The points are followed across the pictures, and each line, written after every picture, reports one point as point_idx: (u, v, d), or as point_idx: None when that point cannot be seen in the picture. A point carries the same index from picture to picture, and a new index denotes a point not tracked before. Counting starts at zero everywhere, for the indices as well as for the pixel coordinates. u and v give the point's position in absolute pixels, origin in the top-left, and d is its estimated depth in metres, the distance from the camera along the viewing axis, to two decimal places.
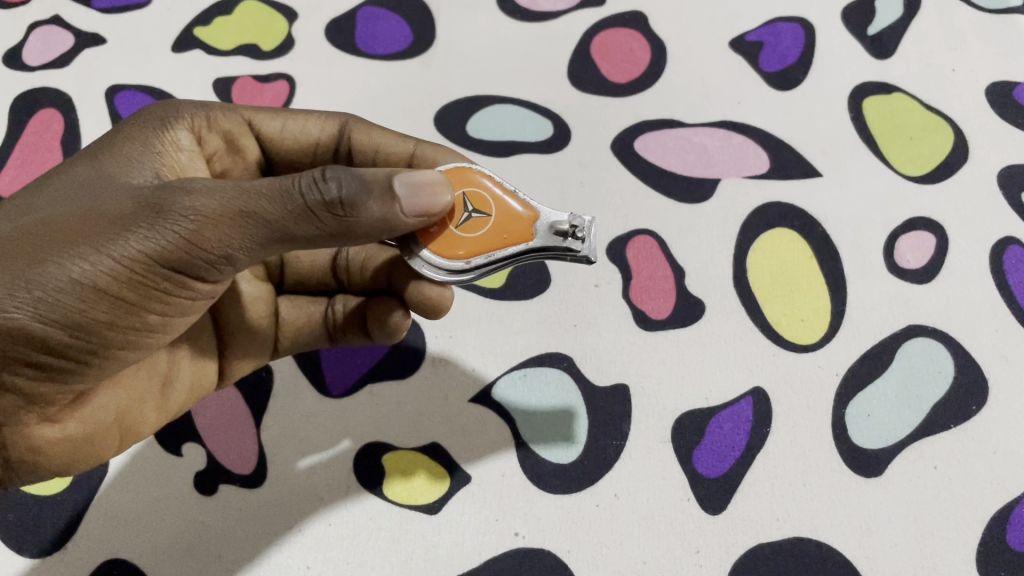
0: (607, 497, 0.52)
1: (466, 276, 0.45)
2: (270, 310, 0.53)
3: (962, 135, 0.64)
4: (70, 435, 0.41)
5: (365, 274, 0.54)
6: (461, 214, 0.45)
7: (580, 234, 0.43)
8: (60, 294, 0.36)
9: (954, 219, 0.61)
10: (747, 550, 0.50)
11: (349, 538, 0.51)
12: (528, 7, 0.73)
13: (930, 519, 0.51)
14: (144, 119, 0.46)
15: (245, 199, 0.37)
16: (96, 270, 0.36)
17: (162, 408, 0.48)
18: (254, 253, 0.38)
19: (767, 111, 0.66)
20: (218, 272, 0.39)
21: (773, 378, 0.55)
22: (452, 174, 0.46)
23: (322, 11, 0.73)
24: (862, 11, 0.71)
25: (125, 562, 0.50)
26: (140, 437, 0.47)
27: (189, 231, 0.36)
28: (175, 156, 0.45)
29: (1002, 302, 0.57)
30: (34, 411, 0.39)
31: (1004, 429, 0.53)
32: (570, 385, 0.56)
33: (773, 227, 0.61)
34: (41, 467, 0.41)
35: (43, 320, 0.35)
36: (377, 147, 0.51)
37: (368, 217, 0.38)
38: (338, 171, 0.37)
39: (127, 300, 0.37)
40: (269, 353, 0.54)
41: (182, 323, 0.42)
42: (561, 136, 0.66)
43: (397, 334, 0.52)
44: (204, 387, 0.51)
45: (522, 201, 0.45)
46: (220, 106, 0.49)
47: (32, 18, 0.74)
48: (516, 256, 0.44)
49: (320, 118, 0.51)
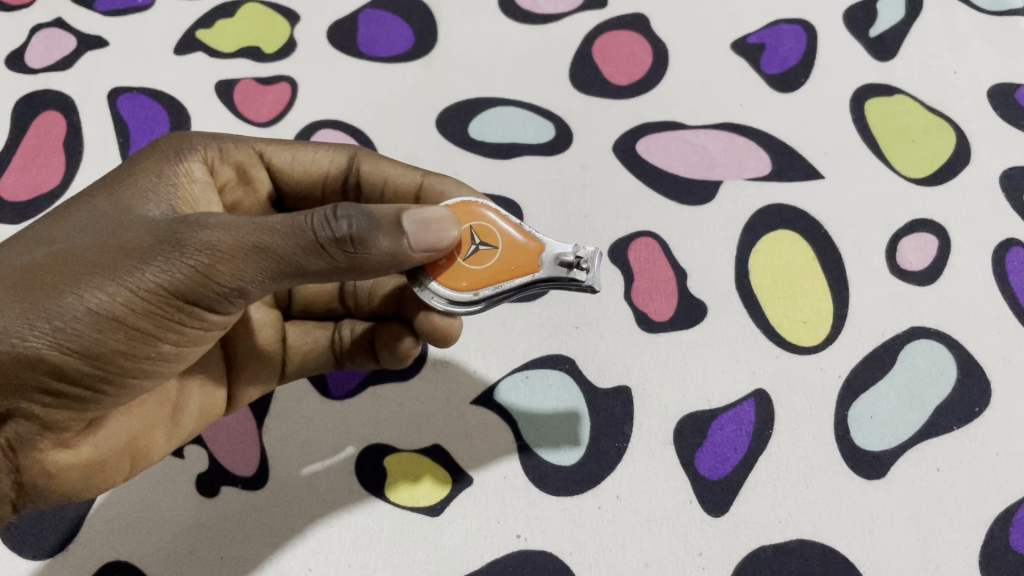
0: (609, 499, 0.52)
1: (474, 306, 0.45)
2: (277, 336, 0.53)
3: (963, 137, 0.64)
4: (82, 461, 0.41)
5: (372, 301, 0.54)
6: (468, 247, 0.45)
7: (584, 265, 0.43)
8: (78, 324, 0.36)
9: (956, 221, 0.61)
10: (750, 551, 0.50)
11: (350, 539, 0.51)
12: (529, 10, 0.73)
13: (933, 521, 0.51)
14: (158, 150, 0.46)
15: (259, 234, 0.37)
16: (113, 300, 0.36)
17: (171, 434, 0.47)
18: (266, 285, 0.38)
19: (768, 112, 0.66)
20: (230, 304, 0.39)
21: (775, 379, 0.55)
22: (457, 209, 0.46)
23: (323, 13, 0.73)
24: (863, 12, 0.71)
25: (126, 564, 0.50)
26: (149, 463, 0.47)
27: (204, 264, 0.37)
28: (188, 187, 0.45)
29: (1004, 303, 0.57)
30: (48, 437, 0.39)
31: (1007, 430, 0.53)
32: (572, 386, 0.56)
33: (774, 228, 0.61)
34: (51, 492, 0.41)
35: (60, 349, 0.36)
36: (386, 178, 0.51)
37: (378, 253, 0.38)
38: (349, 208, 0.38)
39: (142, 331, 0.37)
40: (278, 377, 0.54)
41: (194, 352, 0.42)
42: (562, 138, 0.66)
43: (405, 360, 0.52)
44: (212, 414, 0.51)
45: (527, 233, 0.45)
46: (233, 137, 0.49)
47: (33, 20, 0.74)
48: (523, 287, 0.44)
49: (329, 150, 0.51)
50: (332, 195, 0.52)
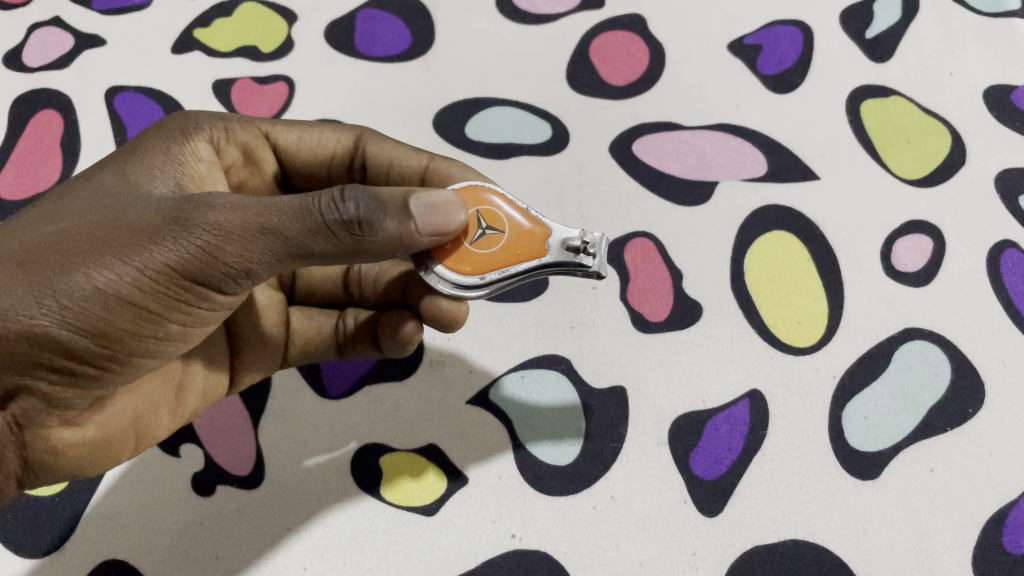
0: (604, 499, 0.52)
1: (480, 291, 0.45)
2: (282, 319, 0.54)
3: (959, 139, 0.65)
4: (88, 438, 0.41)
5: (378, 287, 0.54)
6: (474, 232, 0.45)
7: (591, 250, 0.44)
8: (84, 302, 0.36)
9: (951, 222, 0.61)
10: (744, 552, 0.50)
11: (346, 539, 0.51)
12: (526, 10, 0.73)
13: (926, 522, 0.51)
14: (164, 130, 0.46)
15: (266, 214, 0.37)
16: (120, 279, 0.36)
17: (176, 413, 0.48)
18: (272, 267, 0.39)
19: (765, 114, 0.66)
20: (236, 285, 0.39)
21: (770, 380, 0.55)
22: (465, 192, 0.46)
23: (321, 12, 0.73)
24: (861, 13, 0.71)
25: (123, 563, 0.50)
26: (153, 441, 0.47)
27: (212, 244, 0.37)
28: (194, 167, 0.45)
29: (999, 306, 0.58)
30: (55, 415, 0.39)
31: (1001, 432, 0.53)
32: (568, 386, 0.56)
33: (770, 229, 0.61)
34: (60, 469, 0.41)
35: (66, 327, 0.36)
36: (391, 160, 0.51)
37: (385, 235, 0.38)
38: (356, 190, 0.38)
39: (148, 310, 0.37)
40: (279, 362, 0.54)
41: (200, 332, 0.42)
42: (560, 139, 0.66)
43: (407, 346, 0.51)
44: (215, 393, 0.51)
45: (533, 217, 0.45)
46: (239, 118, 0.49)
47: (30, 19, 0.74)
48: (528, 272, 0.45)
49: (335, 131, 0.51)
50: (338, 177, 0.52)
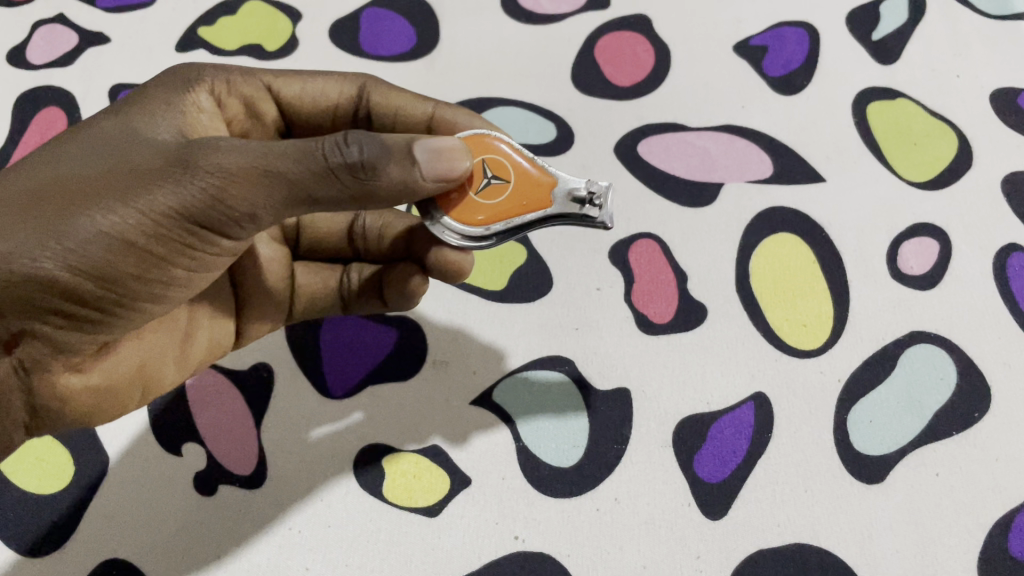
0: (607, 501, 0.52)
1: (487, 241, 0.45)
2: (286, 273, 0.54)
3: (966, 141, 0.64)
4: (91, 385, 0.41)
5: (383, 241, 0.54)
6: (480, 181, 0.45)
7: (597, 201, 0.44)
8: (88, 246, 0.36)
9: (958, 226, 0.60)
10: (748, 555, 0.50)
11: (348, 540, 0.51)
12: (532, 10, 0.73)
13: (932, 527, 0.51)
14: (164, 81, 0.45)
15: (268, 156, 0.36)
16: (125, 223, 0.36)
17: (181, 365, 0.48)
18: (277, 212, 0.38)
19: (771, 115, 0.66)
20: (241, 230, 0.39)
21: (775, 383, 0.55)
22: (471, 141, 0.46)
23: (326, 11, 0.73)
24: (867, 15, 0.71)
25: (124, 562, 0.50)
26: (159, 391, 0.47)
27: (215, 188, 0.36)
28: (196, 117, 0.44)
29: (1005, 310, 0.57)
30: (60, 359, 0.39)
31: (1007, 437, 0.53)
32: (571, 389, 0.56)
33: (775, 231, 0.61)
34: (65, 416, 0.40)
35: (70, 270, 0.36)
36: (396, 109, 0.51)
37: (389, 179, 0.38)
38: (359, 134, 0.37)
39: (153, 253, 0.37)
40: (284, 316, 0.54)
41: (204, 278, 0.42)
42: (564, 139, 0.66)
43: (412, 299, 0.52)
44: (221, 348, 0.52)
45: (540, 167, 0.45)
46: (240, 69, 0.48)
47: (34, 17, 0.74)
48: (534, 222, 0.45)
49: (338, 79, 0.51)
50: (341, 126, 0.52)
